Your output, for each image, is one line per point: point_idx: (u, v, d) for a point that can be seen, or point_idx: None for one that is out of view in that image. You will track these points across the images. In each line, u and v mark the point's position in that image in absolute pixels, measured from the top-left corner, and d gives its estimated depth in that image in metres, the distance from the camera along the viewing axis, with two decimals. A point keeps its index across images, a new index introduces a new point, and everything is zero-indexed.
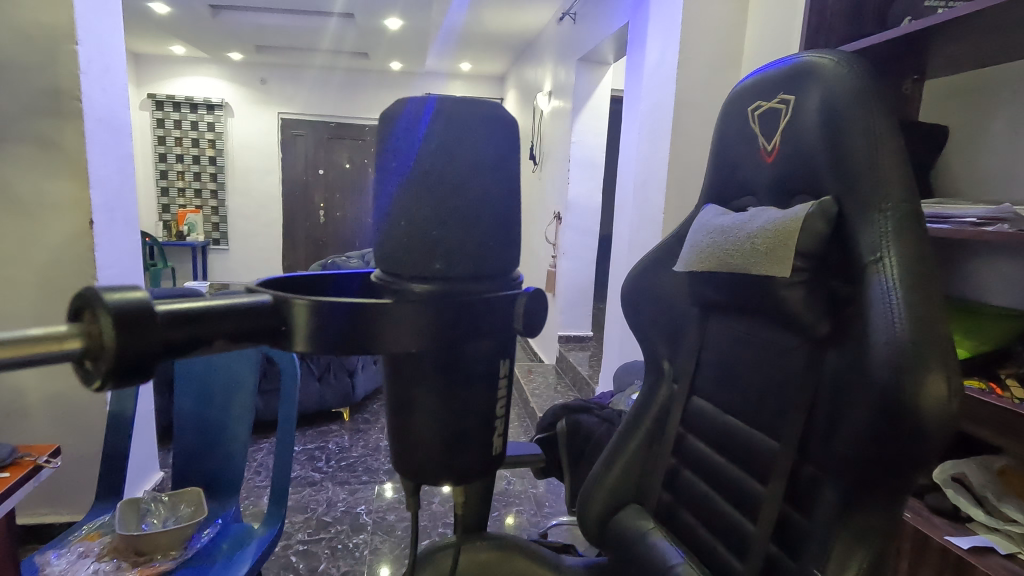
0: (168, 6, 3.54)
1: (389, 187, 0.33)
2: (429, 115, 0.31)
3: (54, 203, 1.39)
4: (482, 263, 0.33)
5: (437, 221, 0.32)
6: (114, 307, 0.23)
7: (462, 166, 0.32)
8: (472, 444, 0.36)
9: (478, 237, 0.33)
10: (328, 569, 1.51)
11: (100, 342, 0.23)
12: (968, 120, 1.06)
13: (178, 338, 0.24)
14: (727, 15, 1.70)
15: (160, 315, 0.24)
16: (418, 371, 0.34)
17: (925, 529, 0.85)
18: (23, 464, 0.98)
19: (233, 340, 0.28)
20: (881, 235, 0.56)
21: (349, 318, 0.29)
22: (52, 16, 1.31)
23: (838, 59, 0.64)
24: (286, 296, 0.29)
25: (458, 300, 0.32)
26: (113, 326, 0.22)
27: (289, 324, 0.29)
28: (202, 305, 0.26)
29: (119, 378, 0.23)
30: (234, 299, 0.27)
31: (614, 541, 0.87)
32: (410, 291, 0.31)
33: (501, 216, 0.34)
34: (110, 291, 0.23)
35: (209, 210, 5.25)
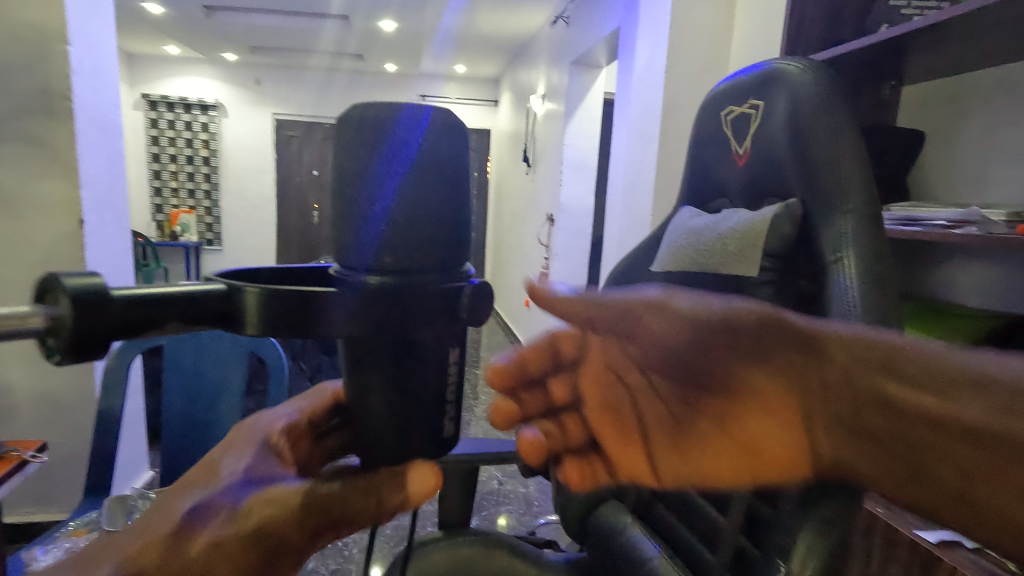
0: (162, 7, 3.55)
1: (360, 183, 0.35)
2: (425, 123, 0.35)
3: (44, 202, 1.39)
4: (434, 261, 0.36)
5: (409, 219, 0.35)
6: (72, 289, 0.25)
7: (437, 174, 0.36)
8: (419, 427, 0.38)
9: (441, 236, 0.36)
10: (316, 567, 1.52)
11: (61, 322, 0.26)
12: (943, 124, 1.08)
13: (134, 321, 0.27)
14: (714, 20, 1.72)
15: (114, 299, 0.27)
16: (372, 359, 0.36)
17: (896, 524, 0.87)
18: (10, 459, 0.99)
19: (186, 325, 0.30)
20: (842, 236, 0.59)
21: (289, 303, 0.31)
22: (43, 16, 1.32)
23: (805, 68, 0.68)
24: (240, 285, 0.31)
25: (410, 289, 0.34)
26: (73, 308, 0.25)
27: (241, 310, 0.31)
28: (156, 291, 0.29)
29: (76, 355, 0.26)
30: (190, 287, 0.30)
31: (593, 537, 0.89)
32: (365, 282, 0.34)
33: (455, 221, 0.37)
34: (71, 276, 0.26)
35: (203, 211, 5.24)
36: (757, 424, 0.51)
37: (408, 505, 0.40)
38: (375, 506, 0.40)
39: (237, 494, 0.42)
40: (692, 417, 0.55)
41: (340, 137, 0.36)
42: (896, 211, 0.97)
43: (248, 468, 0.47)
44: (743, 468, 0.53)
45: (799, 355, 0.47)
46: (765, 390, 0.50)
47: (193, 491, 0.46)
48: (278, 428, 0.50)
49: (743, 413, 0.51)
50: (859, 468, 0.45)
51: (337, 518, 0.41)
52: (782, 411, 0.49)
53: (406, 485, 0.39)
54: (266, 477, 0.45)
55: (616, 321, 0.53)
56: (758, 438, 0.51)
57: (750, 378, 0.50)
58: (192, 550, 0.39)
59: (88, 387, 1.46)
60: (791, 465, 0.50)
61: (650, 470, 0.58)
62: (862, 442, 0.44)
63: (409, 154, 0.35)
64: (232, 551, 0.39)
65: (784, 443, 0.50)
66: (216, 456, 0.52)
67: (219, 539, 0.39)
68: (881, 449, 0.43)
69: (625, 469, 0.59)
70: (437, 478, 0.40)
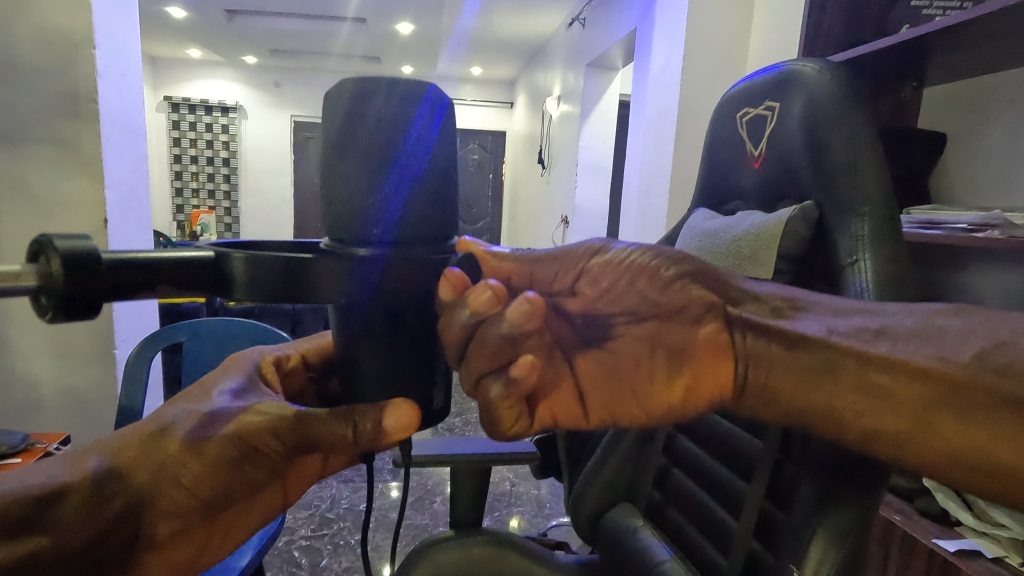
0: (185, 11, 3.63)
1: (379, 160, 0.39)
2: (439, 113, 0.41)
3: (69, 202, 1.42)
4: (428, 233, 0.41)
5: (421, 203, 0.40)
6: (63, 251, 0.29)
7: (441, 159, 0.41)
8: (413, 393, 0.44)
9: (436, 213, 0.42)
10: (329, 565, 1.53)
11: (51, 280, 0.30)
12: (965, 126, 1.06)
13: (118, 280, 0.31)
14: (731, 22, 1.71)
15: (102, 261, 0.31)
16: (368, 342, 0.41)
17: (912, 531, 0.85)
18: (35, 451, 1.02)
19: (175, 288, 0.34)
20: (858, 239, 0.59)
21: (273, 268, 0.35)
22: (72, 21, 1.36)
23: (822, 69, 0.67)
24: (227, 252, 0.35)
25: (409, 260, 0.39)
26: (61, 265, 0.29)
27: (230, 274, 0.35)
28: (144, 256, 0.33)
29: (66, 311, 0.30)
30: (178, 252, 0.34)
31: (604, 540, 0.89)
32: (357, 253, 0.38)
33: (449, 196, 0.43)
34: (60, 238, 0.30)
35: (222, 211, 5.31)
36: (687, 344, 0.50)
37: (382, 439, 0.42)
38: (348, 437, 0.42)
39: (221, 406, 0.51)
40: (625, 345, 0.52)
41: (354, 111, 0.39)
42: (915, 214, 0.96)
43: (238, 386, 0.54)
44: (673, 389, 0.50)
45: (720, 288, 0.52)
46: (693, 312, 0.50)
47: (187, 401, 0.54)
48: (269, 357, 0.58)
49: (678, 333, 0.50)
50: (788, 377, 0.47)
51: (306, 440, 0.46)
52: (710, 334, 0.50)
53: (382, 420, 0.42)
54: (252, 399, 0.52)
55: (560, 277, 0.53)
56: (694, 355, 0.50)
57: (684, 306, 0.50)
58: (172, 442, 0.50)
59: (109, 384, 1.49)
60: (719, 384, 0.50)
61: (576, 402, 0.53)
62: (796, 352, 0.47)
63: (429, 138, 0.40)
64: (207, 449, 0.49)
65: (714, 363, 0.50)
66: (208, 377, 0.58)
67: (195, 438, 0.49)
68: (812, 356, 0.46)
69: (549, 402, 0.53)
70: (415, 418, 0.43)
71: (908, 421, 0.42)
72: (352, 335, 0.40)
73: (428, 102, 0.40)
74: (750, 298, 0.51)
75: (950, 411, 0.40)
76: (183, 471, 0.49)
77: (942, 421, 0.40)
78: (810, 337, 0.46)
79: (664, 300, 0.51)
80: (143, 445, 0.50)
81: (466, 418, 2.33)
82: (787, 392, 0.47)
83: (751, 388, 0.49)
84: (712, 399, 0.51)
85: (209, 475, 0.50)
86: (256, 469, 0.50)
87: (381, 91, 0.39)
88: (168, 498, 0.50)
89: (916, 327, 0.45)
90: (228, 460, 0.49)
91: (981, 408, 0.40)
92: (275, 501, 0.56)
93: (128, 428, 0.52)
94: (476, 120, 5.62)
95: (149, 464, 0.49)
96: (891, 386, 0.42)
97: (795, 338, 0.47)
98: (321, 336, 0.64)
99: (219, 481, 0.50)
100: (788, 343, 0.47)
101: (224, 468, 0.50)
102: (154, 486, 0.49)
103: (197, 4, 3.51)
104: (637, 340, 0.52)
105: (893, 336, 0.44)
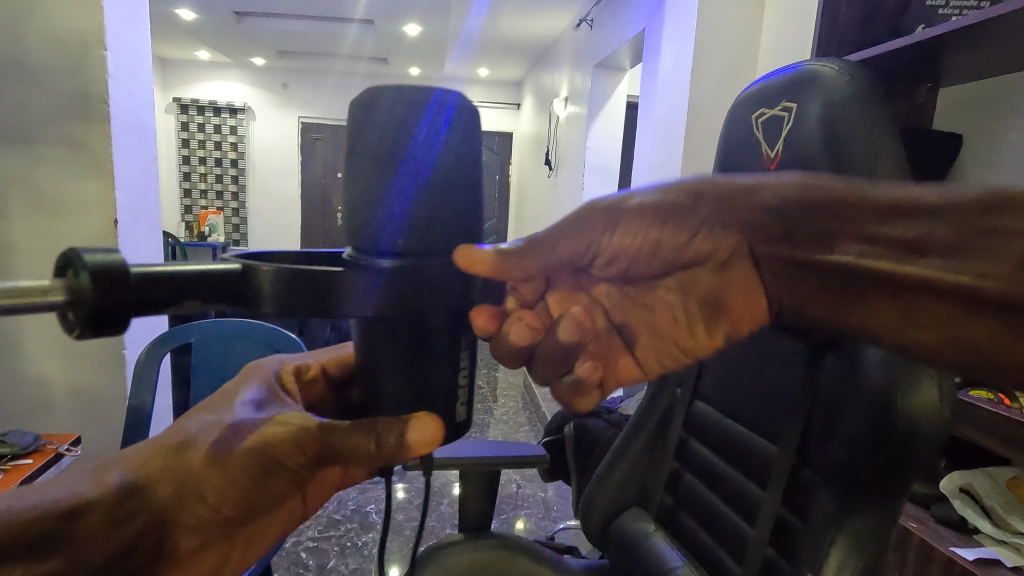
0: (194, 13, 3.65)
1: (391, 165, 0.39)
2: (451, 108, 0.39)
3: (80, 203, 1.43)
4: (449, 241, 0.40)
5: (440, 209, 0.39)
6: (94, 265, 0.29)
7: (460, 162, 0.40)
8: (429, 402, 0.43)
9: (453, 221, 0.40)
10: (337, 566, 1.53)
11: (79, 295, 0.29)
12: (983, 127, 1.05)
13: (147, 297, 0.31)
14: (741, 22, 1.70)
15: (133, 276, 0.31)
16: (385, 351, 0.40)
17: (928, 538, 0.84)
18: (46, 452, 1.02)
19: (202, 304, 0.34)
20: None
21: (299, 279, 0.35)
22: (83, 23, 1.36)
23: (841, 69, 0.67)
24: (253, 264, 0.35)
25: (427, 268, 0.38)
26: (90, 279, 0.29)
27: (254, 287, 0.35)
28: (171, 271, 0.32)
29: (96, 328, 0.30)
30: (200, 266, 0.33)
31: (615, 545, 0.88)
32: (373, 264, 0.37)
33: (470, 201, 0.41)
34: (91, 254, 0.30)
35: (230, 212, 5.34)
36: (716, 289, 0.53)
37: (405, 453, 0.42)
38: (371, 450, 0.43)
39: (243, 418, 0.51)
40: (661, 299, 0.54)
41: (362, 115, 0.39)
42: None
43: (260, 397, 0.54)
44: (713, 335, 0.55)
45: (732, 204, 0.51)
46: (717, 256, 0.52)
47: (208, 413, 0.54)
48: (290, 367, 0.59)
49: (704, 279, 0.53)
50: (809, 302, 0.49)
51: (329, 455, 0.46)
52: (736, 271, 0.52)
53: (406, 434, 0.42)
54: (272, 410, 0.52)
55: (576, 248, 0.52)
56: (727, 297, 0.54)
57: (707, 253, 0.52)
58: (195, 455, 0.50)
59: (120, 384, 1.49)
60: (755, 316, 0.55)
61: (631, 359, 0.57)
62: (808, 275, 0.48)
63: (438, 140, 0.39)
64: (231, 462, 0.49)
65: (746, 297, 0.53)
66: (230, 387, 0.58)
67: (218, 451, 0.50)
68: (819, 278, 0.48)
69: (618, 371, 0.57)
70: (439, 433, 0.43)
71: (902, 331, 0.43)
72: (372, 338, 0.40)
73: (435, 104, 0.39)
74: (763, 212, 0.50)
75: (933, 318, 0.41)
76: (205, 485, 0.49)
77: (929, 328, 0.41)
78: (816, 260, 0.47)
79: (689, 251, 0.52)
80: (167, 459, 0.50)
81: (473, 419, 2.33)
82: (811, 314, 0.50)
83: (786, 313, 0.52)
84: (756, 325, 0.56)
85: (232, 489, 0.50)
86: (278, 482, 0.50)
87: (385, 96, 0.38)
88: (191, 512, 0.50)
89: (908, 227, 0.42)
90: (251, 474, 0.50)
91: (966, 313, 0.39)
92: (297, 506, 0.58)
93: (150, 441, 0.53)
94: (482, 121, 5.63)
95: (171, 479, 0.50)
96: (883, 300, 0.44)
97: (805, 262, 0.48)
98: (342, 348, 0.63)
99: (241, 494, 0.51)
100: (799, 267, 0.48)
101: (247, 483, 0.50)
102: (177, 501, 0.50)
103: (207, 6, 3.54)
104: (668, 288, 0.54)
105: (885, 245, 0.43)
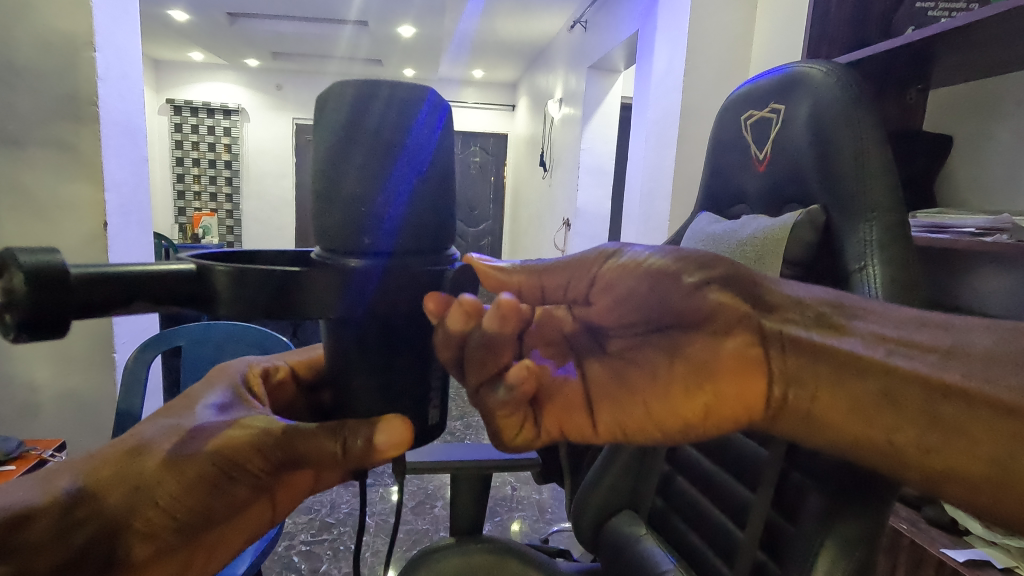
0: (187, 14, 3.63)
1: (377, 165, 0.39)
2: (441, 114, 0.40)
3: (69, 205, 1.41)
4: (428, 242, 0.40)
5: (423, 210, 0.40)
6: (30, 266, 0.28)
7: (441, 166, 0.41)
8: (406, 407, 0.42)
9: (432, 223, 0.40)
10: (330, 570, 1.52)
11: (14, 296, 0.28)
12: (972, 129, 1.05)
13: (91, 298, 0.31)
14: (734, 24, 1.70)
15: (74, 276, 0.30)
16: (361, 354, 0.40)
17: (920, 540, 0.84)
18: (29, 458, 1.01)
19: (152, 303, 0.34)
20: (865, 244, 0.60)
21: (258, 279, 0.34)
22: (72, 24, 1.35)
23: (829, 70, 0.67)
24: (208, 264, 0.34)
25: (408, 268, 0.38)
26: (25, 281, 0.28)
27: (212, 287, 0.34)
28: (116, 271, 0.32)
29: (34, 331, 0.29)
30: (153, 266, 0.33)
31: (607, 549, 0.87)
32: (348, 264, 0.37)
33: (447, 205, 0.42)
34: (26, 252, 0.29)
35: (224, 214, 5.31)
36: (713, 353, 0.48)
37: (374, 456, 0.41)
38: (338, 453, 0.43)
39: (205, 422, 0.51)
40: (642, 357, 0.51)
41: (355, 109, 0.38)
42: (922, 218, 0.94)
43: (224, 401, 0.53)
44: (691, 405, 0.48)
45: (752, 286, 0.49)
46: (724, 322, 0.47)
47: (168, 417, 0.53)
48: (256, 370, 0.58)
49: (696, 342, 0.48)
50: (798, 391, 0.46)
51: (292, 457, 0.46)
52: (739, 340, 0.47)
53: (375, 436, 0.41)
54: (236, 412, 0.51)
55: (573, 284, 0.51)
56: (715, 370, 0.48)
57: (712, 313, 0.47)
58: (151, 459, 0.49)
59: (110, 388, 1.47)
60: (749, 404, 0.48)
61: (585, 417, 0.52)
62: (801, 355, 0.46)
63: (431, 143, 0.40)
64: (188, 467, 0.48)
65: (744, 379, 0.48)
66: (194, 390, 0.57)
67: (174, 455, 0.49)
68: (812, 360, 0.46)
69: (553, 414, 0.53)
70: (408, 434, 0.42)
71: (884, 426, 0.42)
72: (351, 341, 0.39)
73: (429, 106, 0.40)
74: (784, 302, 0.49)
75: (912, 416, 0.41)
76: (160, 490, 0.48)
77: (909, 428, 0.41)
78: (813, 343, 0.46)
79: (688, 306, 0.48)
80: (120, 463, 0.49)
81: (467, 421, 2.32)
82: (799, 404, 0.46)
83: (779, 404, 0.47)
84: (746, 419, 0.49)
85: (188, 494, 0.48)
86: (237, 487, 0.49)
87: (376, 94, 0.38)
88: (144, 518, 0.48)
89: (896, 333, 0.44)
90: (208, 478, 0.49)
91: (949, 417, 0.40)
92: (265, 514, 0.56)
93: (105, 448, 0.52)
94: (478, 122, 5.62)
95: (125, 484, 0.48)
96: (865, 389, 0.43)
97: (804, 343, 0.46)
98: (314, 349, 0.63)
99: (197, 499, 0.49)
100: (795, 346, 0.47)
101: (204, 488, 0.49)
102: (128, 507, 0.48)
103: (199, 7, 3.52)
104: (653, 347, 0.50)
105: (881, 340, 0.44)
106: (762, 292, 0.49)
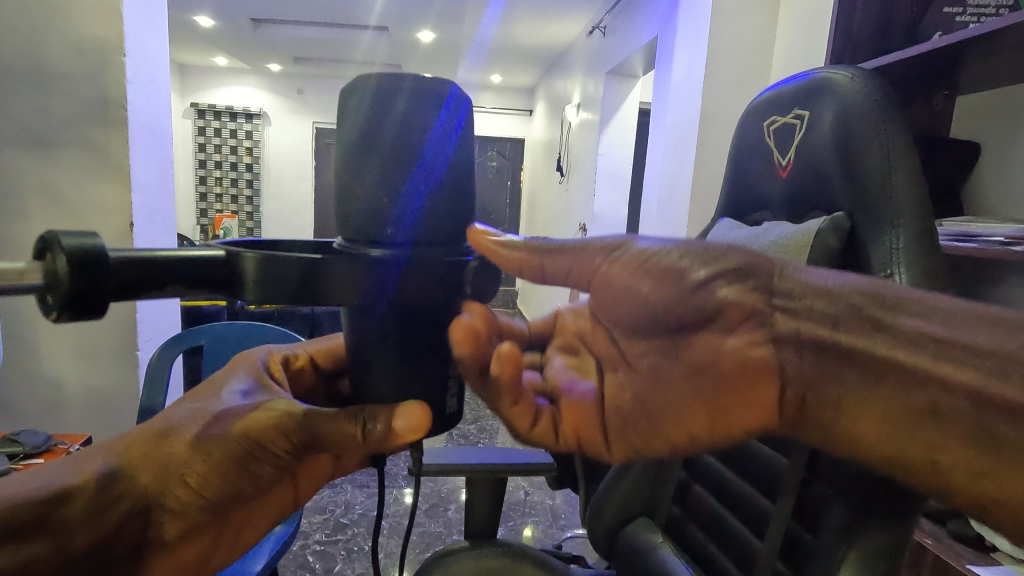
0: (212, 20, 3.72)
1: (398, 157, 0.39)
2: (456, 103, 0.40)
3: (97, 205, 1.44)
4: (447, 234, 0.41)
5: (441, 202, 0.40)
6: (69, 247, 0.30)
7: (460, 157, 0.41)
8: (424, 395, 0.43)
9: (451, 216, 0.41)
10: (343, 570, 1.53)
11: (55, 278, 0.30)
12: (1004, 135, 1.02)
13: (127, 279, 0.32)
14: (756, 29, 1.69)
15: (110, 261, 0.31)
16: (381, 348, 0.41)
17: (944, 555, 0.82)
18: (57, 452, 1.03)
19: (184, 288, 0.35)
20: (892, 251, 0.59)
21: (280, 265, 0.35)
22: (104, 30, 1.38)
23: (855, 76, 0.66)
24: (237, 250, 0.35)
25: (429, 259, 0.39)
26: (66, 262, 0.29)
27: (240, 273, 0.35)
28: (152, 255, 0.33)
29: (71, 312, 0.30)
30: (190, 252, 0.35)
31: (623, 554, 0.86)
32: (367, 255, 0.38)
33: (466, 196, 0.42)
34: (67, 235, 0.30)
35: (244, 215, 5.40)
36: (712, 355, 0.49)
37: (392, 441, 0.42)
38: (358, 436, 0.43)
39: (229, 406, 0.50)
40: (650, 364, 0.53)
41: (378, 102, 0.39)
42: (947, 226, 0.92)
43: (248, 387, 0.53)
44: (699, 420, 0.50)
45: (767, 282, 0.48)
46: (728, 317, 0.48)
47: (194, 401, 0.54)
48: (278, 355, 0.59)
49: (699, 343, 0.49)
50: (820, 402, 0.46)
51: (314, 438, 0.46)
52: (749, 338, 0.48)
53: (393, 421, 0.42)
54: (261, 396, 0.51)
55: (575, 271, 0.52)
56: (722, 373, 0.49)
57: (718, 311, 0.48)
58: (178, 441, 0.49)
59: (131, 386, 1.49)
60: (763, 414, 0.48)
61: (600, 433, 0.55)
62: (826, 359, 0.45)
63: (452, 136, 0.40)
64: (214, 447, 0.49)
65: (752, 383, 0.48)
66: (216, 377, 0.57)
67: (202, 436, 0.49)
68: (838, 360, 0.45)
69: (572, 424, 0.55)
70: (425, 418, 0.43)
71: (926, 444, 0.41)
72: (377, 336, 0.40)
73: (451, 102, 0.40)
74: (822, 298, 0.46)
75: (955, 432, 0.39)
76: (188, 469, 0.49)
77: (955, 448, 0.39)
78: (840, 344, 0.44)
79: (689, 304, 0.49)
80: (148, 446, 0.50)
81: (481, 425, 2.32)
82: (824, 410, 0.45)
83: (798, 410, 0.47)
84: (762, 428, 0.49)
85: (214, 473, 0.49)
86: (262, 466, 0.50)
87: (393, 80, 0.38)
88: (174, 497, 0.50)
89: (952, 331, 0.41)
90: (233, 459, 0.49)
91: (1005, 438, 0.37)
92: (287, 498, 0.58)
93: (135, 428, 0.52)
94: (495, 127, 5.65)
95: (153, 464, 0.49)
96: (900, 397, 0.42)
97: (826, 342, 0.45)
98: (332, 339, 0.64)
99: (223, 480, 0.50)
100: (818, 347, 0.45)
101: (231, 468, 0.49)
102: (159, 485, 0.49)
103: (224, 13, 3.59)
104: (660, 352, 0.52)
105: (921, 341, 0.41)
106: (769, 282, 0.48)
